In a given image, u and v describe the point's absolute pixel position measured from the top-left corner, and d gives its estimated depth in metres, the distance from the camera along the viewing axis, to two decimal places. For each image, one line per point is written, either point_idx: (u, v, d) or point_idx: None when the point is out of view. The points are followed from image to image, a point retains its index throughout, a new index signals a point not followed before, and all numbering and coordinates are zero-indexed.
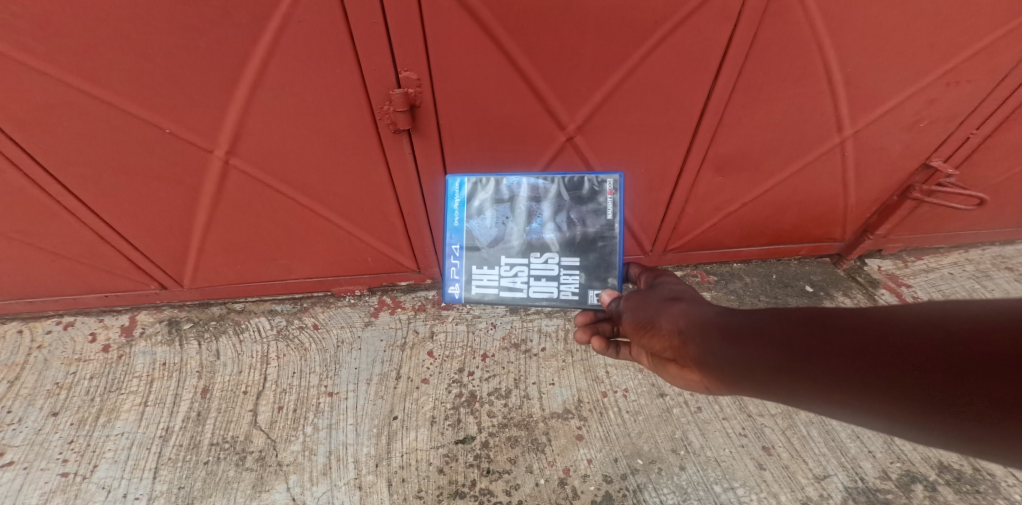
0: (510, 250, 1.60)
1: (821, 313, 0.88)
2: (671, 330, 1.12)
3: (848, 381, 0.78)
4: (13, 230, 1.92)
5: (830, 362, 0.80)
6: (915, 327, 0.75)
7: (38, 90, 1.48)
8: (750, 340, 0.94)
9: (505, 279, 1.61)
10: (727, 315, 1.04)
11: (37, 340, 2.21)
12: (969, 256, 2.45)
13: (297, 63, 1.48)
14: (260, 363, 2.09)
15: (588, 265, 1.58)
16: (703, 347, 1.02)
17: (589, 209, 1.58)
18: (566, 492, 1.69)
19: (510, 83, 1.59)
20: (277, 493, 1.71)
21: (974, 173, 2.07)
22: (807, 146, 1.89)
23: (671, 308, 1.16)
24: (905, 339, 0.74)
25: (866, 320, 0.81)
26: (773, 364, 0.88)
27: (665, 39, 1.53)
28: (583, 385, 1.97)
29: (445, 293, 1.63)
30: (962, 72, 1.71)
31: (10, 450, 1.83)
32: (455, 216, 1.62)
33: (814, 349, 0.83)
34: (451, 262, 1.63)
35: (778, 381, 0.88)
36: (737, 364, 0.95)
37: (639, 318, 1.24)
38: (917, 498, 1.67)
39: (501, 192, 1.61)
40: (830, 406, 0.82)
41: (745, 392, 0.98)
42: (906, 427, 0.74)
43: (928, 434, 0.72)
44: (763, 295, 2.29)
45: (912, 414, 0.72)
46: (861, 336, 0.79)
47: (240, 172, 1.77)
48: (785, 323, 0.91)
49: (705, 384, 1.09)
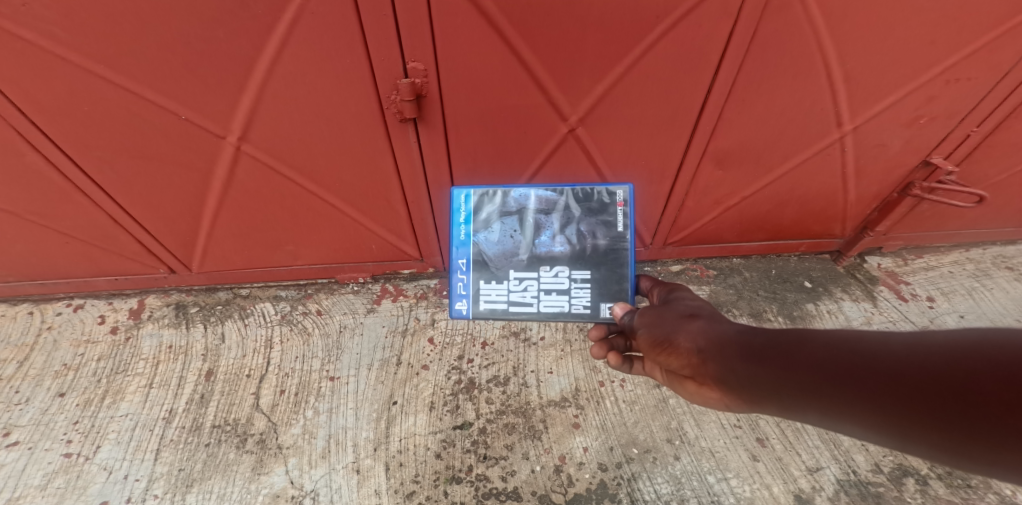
0: (519, 263, 1.60)
1: (855, 336, 0.87)
2: (690, 349, 1.12)
3: (882, 405, 0.76)
4: (28, 212, 1.93)
5: (863, 387, 0.78)
6: (956, 353, 0.72)
7: (57, 74, 1.48)
8: (776, 359, 0.93)
9: (515, 293, 1.60)
10: (748, 334, 1.03)
11: (48, 322, 2.22)
12: (969, 255, 2.46)
13: (310, 53, 1.47)
14: (264, 348, 2.11)
15: (599, 278, 1.57)
16: (723, 366, 1.02)
17: (600, 220, 1.60)
18: (561, 480, 1.71)
19: (516, 76, 1.58)
20: (275, 476, 1.73)
21: (973, 172, 2.07)
22: (812, 142, 1.89)
23: (689, 325, 1.16)
24: (945, 365, 0.72)
25: (902, 344, 0.79)
26: (801, 385, 0.87)
27: (666, 34, 1.52)
28: (580, 375, 1.99)
29: (453, 309, 1.61)
30: (964, 71, 1.70)
31: (16, 430, 1.85)
32: (460, 230, 1.63)
33: (847, 374, 0.81)
34: (458, 277, 1.62)
35: (805, 403, 0.86)
36: (761, 383, 0.94)
37: (655, 335, 1.22)
38: (908, 491, 1.70)
39: (508, 203, 1.63)
40: (855, 428, 0.80)
41: (769, 411, 0.97)
42: (942, 454, 0.71)
43: (962, 460, 0.70)
44: (761, 291, 2.30)
45: (946, 437, 0.70)
46: (895, 360, 0.77)
47: (250, 157, 1.77)
48: (816, 346, 0.89)
49: (726, 403, 1.08)
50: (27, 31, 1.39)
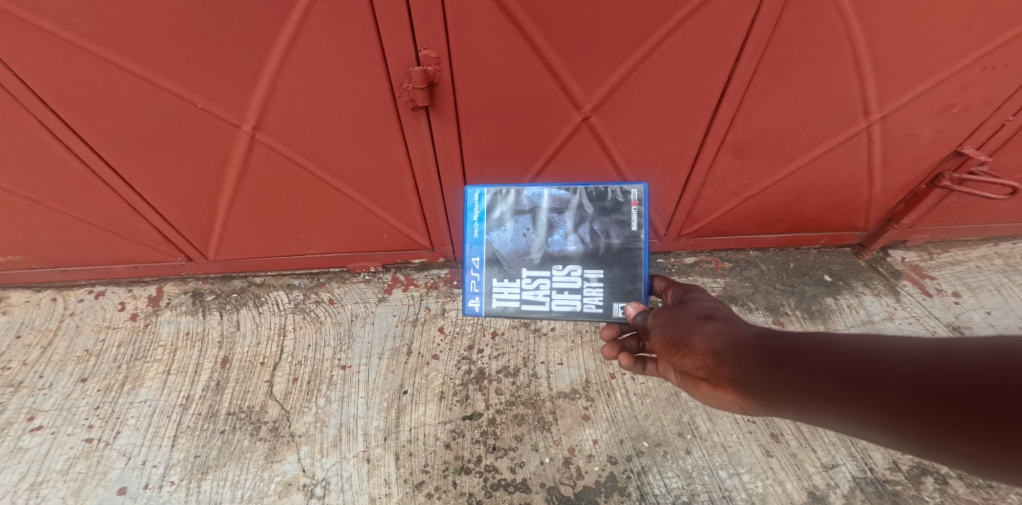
0: (532, 262, 1.58)
1: (878, 340, 0.83)
2: (706, 351, 1.08)
3: (905, 412, 0.73)
4: (52, 201, 1.97)
5: (887, 394, 0.75)
6: (985, 361, 0.69)
7: (77, 65, 1.50)
8: (795, 364, 0.90)
9: (527, 292, 1.58)
10: (766, 337, 1.00)
11: (70, 308, 2.29)
12: (999, 250, 2.36)
13: (324, 41, 1.46)
14: (278, 335, 2.14)
15: (612, 278, 1.54)
16: (740, 369, 0.99)
17: (613, 220, 1.56)
18: (571, 472, 1.71)
19: (529, 64, 1.55)
20: (288, 464, 1.76)
21: (1007, 162, 1.98)
22: (837, 132, 1.82)
23: (706, 327, 1.12)
24: (975, 374, 0.69)
25: (928, 351, 0.76)
26: (820, 392, 0.84)
27: (686, 21, 1.47)
28: (591, 367, 1.98)
29: (466, 306, 1.61)
30: (1002, 58, 1.61)
31: (40, 414, 1.91)
32: (474, 228, 1.62)
33: (870, 380, 0.78)
34: (471, 275, 1.61)
35: (824, 408, 0.84)
36: (779, 389, 0.91)
37: (669, 335, 1.19)
38: (927, 490, 1.66)
39: (521, 202, 1.61)
40: (877, 435, 0.77)
41: (785, 416, 0.94)
42: (967, 463, 0.69)
43: (993, 472, 0.66)
44: (779, 284, 2.25)
45: (973, 446, 0.67)
46: (921, 368, 0.74)
47: (265, 146, 1.77)
48: (836, 351, 0.86)
49: (742, 406, 1.05)
50: (49, 22, 1.40)
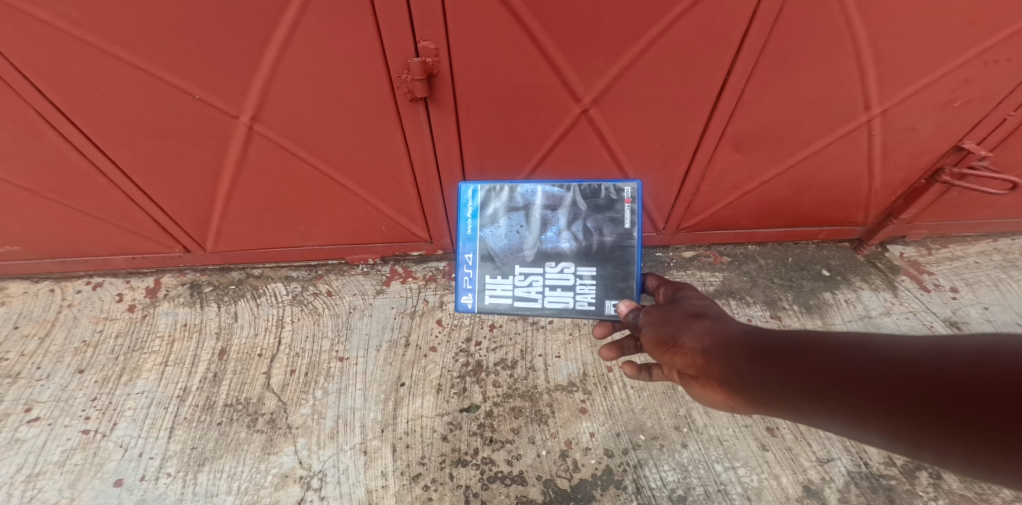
0: (524, 259, 1.57)
1: (864, 339, 0.83)
2: (695, 349, 1.08)
3: (887, 410, 0.74)
4: (50, 191, 1.96)
5: (872, 393, 0.76)
6: (967, 361, 0.70)
7: (74, 55, 1.48)
8: (782, 362, 0.90)
9: (519, 289, 1.58)
10: (754, 336, 1.00)
11: (69, 299, 2.28)
12: (998, 246, 2.36)
13: (322, 31, 1.44)
14: (276, 327, 2.14)
15: (604, 275, 1.54)
16: (729, 367, 0.99)
17: (606, 217, 1.56)
18: (567, 465, 1.72)
19: (528, 56, 1.53)
20: (285, 456, 1.77)
21: (1008, 157, 1.97)
22: (838, 126, 1.81)
23: (696, 325, 1.12)
24: (958, 374, 0.69)
25: (911, 350, 0.76)
26: (806, 390, 0.84)
27: (688, 13, 1.45)
28: (588, 360, 1.98)
29: (458, 303, 1.61)
30: (1005, 52, 1.60)
31: (38, 405, 1.92)
32: (467, 224, 1.61)
33: (855, 379, 0.79)
34: (464, 271, 1.61)
35: (810, 406, 0.84)
36: (766, 387, 0.91)
37: (660, 334, 1.19)
38: (920, 485, 1.67)
39: (515, 199, 1.61)
40: (860, 432, 0.77)
41: (773, 414, 0.94)
42: (947, 460, 0.70)
43: (973, 469, 0.67)
44: (776, 278, 2.25)
45: (954, 445, 0.68)
46: (905, 367, 0.75)
47: (263, 137, 1.76)
48: (823, 350, 0.86)
49: (731, 404, 1.05)
50: (44, 12, 1.39)
